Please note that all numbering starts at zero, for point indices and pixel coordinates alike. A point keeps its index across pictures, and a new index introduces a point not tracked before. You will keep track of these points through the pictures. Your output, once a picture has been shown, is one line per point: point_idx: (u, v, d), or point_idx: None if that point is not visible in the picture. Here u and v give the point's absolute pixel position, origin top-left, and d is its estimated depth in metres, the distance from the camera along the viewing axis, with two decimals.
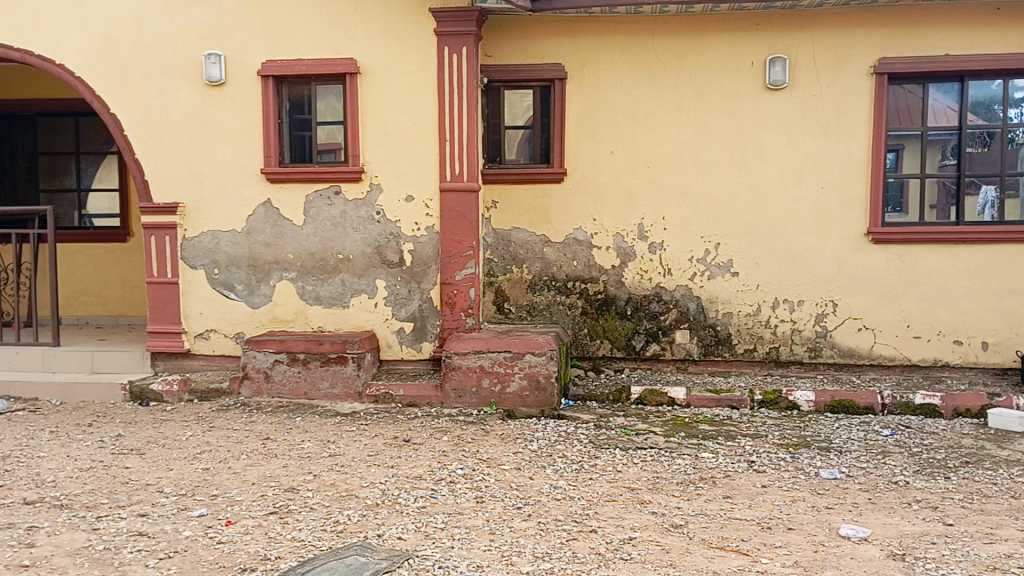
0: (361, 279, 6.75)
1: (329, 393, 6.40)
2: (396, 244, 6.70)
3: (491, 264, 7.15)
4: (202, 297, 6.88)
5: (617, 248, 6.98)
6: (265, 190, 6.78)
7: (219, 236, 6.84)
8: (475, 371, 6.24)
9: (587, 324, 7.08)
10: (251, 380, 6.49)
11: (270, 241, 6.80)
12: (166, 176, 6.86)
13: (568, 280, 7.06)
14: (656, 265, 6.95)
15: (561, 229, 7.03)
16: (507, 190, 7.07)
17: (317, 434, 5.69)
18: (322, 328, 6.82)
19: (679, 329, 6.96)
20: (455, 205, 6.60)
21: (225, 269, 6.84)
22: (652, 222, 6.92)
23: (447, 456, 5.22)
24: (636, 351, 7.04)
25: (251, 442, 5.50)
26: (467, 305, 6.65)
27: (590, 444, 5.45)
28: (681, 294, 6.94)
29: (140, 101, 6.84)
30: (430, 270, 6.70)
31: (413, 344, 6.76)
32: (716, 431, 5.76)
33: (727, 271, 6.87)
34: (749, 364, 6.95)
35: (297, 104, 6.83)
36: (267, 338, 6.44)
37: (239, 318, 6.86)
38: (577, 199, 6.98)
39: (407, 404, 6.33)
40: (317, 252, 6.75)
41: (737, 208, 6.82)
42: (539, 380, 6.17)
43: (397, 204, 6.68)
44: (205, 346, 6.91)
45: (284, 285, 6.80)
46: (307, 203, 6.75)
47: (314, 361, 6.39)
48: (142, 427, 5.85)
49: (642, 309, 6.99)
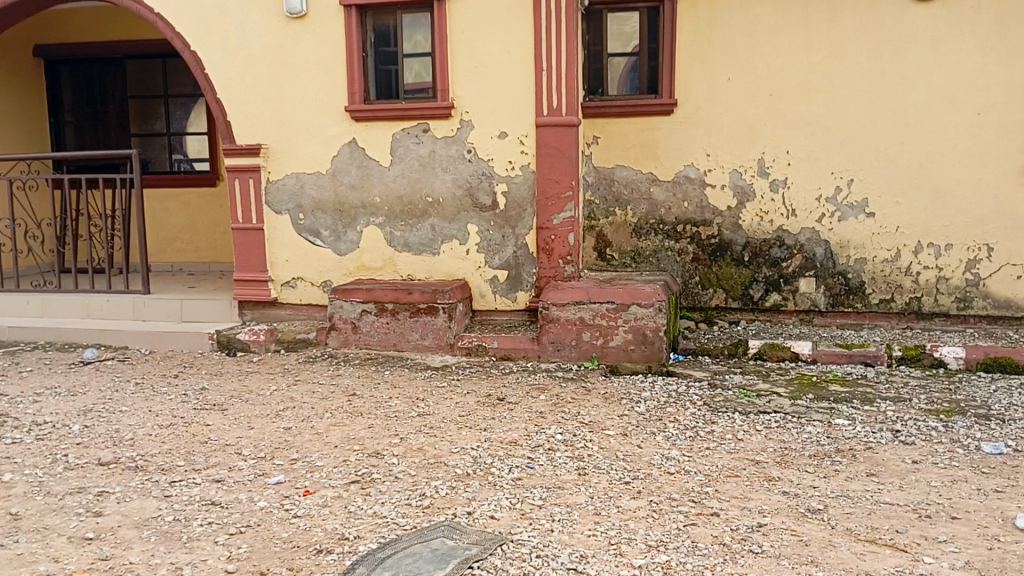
0: (452, 224, 6.28)
1: (420, 345, 6.01)
2: (488, 185, 6.18)
3: (592, 206, 6.56)
4: (289, 244, 6.56)
5: (733, 186, 6.25)
6: (350, 129, 6.34)
7: (304, 179, 6.47)
8: (575, 324, 5.71)
9: (698, 272, 6.43)
10: (339, 331, 6.15)
11: (356, 183, 6.39)
12: (249, 115, 6.51)
13: (678, 223, 6.41)
14: (778, 205, 6.20)
15: (670, 167, 6.34)
16: (610, 124, 6.42)
17: (406, 390, 5.30)
18: (411, 276, 6.40)
19: (803, 277, 6.23)
20: (553, 142, 6.00)
21: (310, 214, 6.49)
22: (774, 157, 6.15)
23: (546, 418, 4.74)
24: (754, 301, 6.36)
25: (337, 398, 5.16)
26: (566, 251, 6.08)
27: (705, 406, 4.88)
28: (806, 237, 6.19)
29: (220, 37, 6.48)
30: (525, 214, 6.15)
31: (508, 293, 6.27)
32: (851, 394, 5.09)
33: (861, 211, 6.07)
34: (885, 316, 6.17)
35: (382, 35, 6.32)
36: (354, 287, 6.07)
37: (325, 266, 6.52)
38: (689, 132, 6.27)
39: (502, 357, 5.88)
40: (405, 195, 6.31)
41: (874, 140, 5.98)
42: (646, 333, 5.60)
43: (490, 141, 6.14)
44: (293, 295, 6.61)
45: (371, 231, 6.41)
46: (395, 141, 6.29)
47: (403, 311, 5.99)
48: (227, 379, 5.59)
49: (761, 254, 6.29)
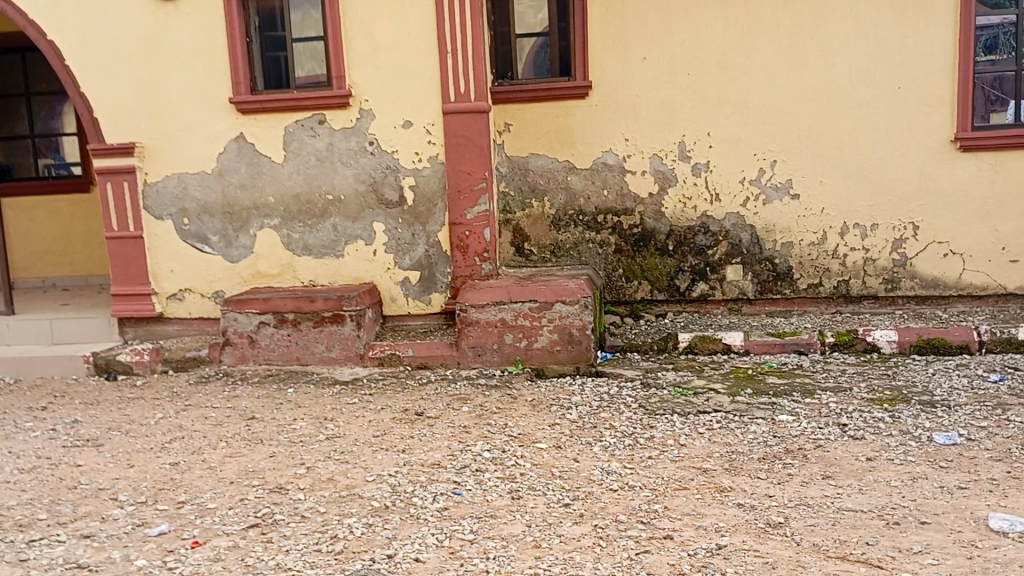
0: (356, 224, 5.74)
1: (326, 358, 5.45)
2: (394, 179, 5.68)
3: (507, 198, 6.14)
4: (173, 252, 5.89)
5: (654, 172, 5.93)
6: (236, 122, 5.73)
7: (186, 180, 5.82)
8: (495, 326, 5.28)
9: (621, 264, 6.08)
10: (234, 346, 5.52)
11: (246, 182, 5.77)
12: (119, 110, 5.80)
13: (599, 214, 6.05)
14: (701, 190, 5.92)
15: (587, 154, 5.98)
16: (522, 110, 6.01)
17: (312, 410, 4.75)
18: (313, 282, 5.83)
19: (730, 265, 5.96)
20: (462, 130, 5.55)
21: (196, 218, 5.84)
22: (695, 139, 5.86)
23: (469, 433, 4.28)
24: (680, 292, 6.04)
25: (233, 424, 4.57)
26: (482, 248, 5.66)
27: (641, 409, 4.50)
28: (731, 223, 5.93)
29: (81, 23, 5.74)
30: (436, 209, 5.68)
31: (421, 296, 5.78)
32: (789, 385, 4.81)
33: (785, 193, 5.84)
34: (814, 302, 5.96)
35: (268, 18, 5.76)
36: (249, 297, 5.46)
37: (216, 275, 5.88)
38: (606, 115, 5.91)
39: (418, 366, 5.39)
40: (302, 194, 5.74)
41: (796, 119, 5.76)
42: (572, 333, 5.22)
43: (393, 132, 5.63)
44: (180, 309, 5.95)
45: (266, 235, 5.81)
46: (288, 134, 5.70)
47: (305, 321, 5.42)
48: (104, 409, 4.92)
49: (686, 243, 5.99)
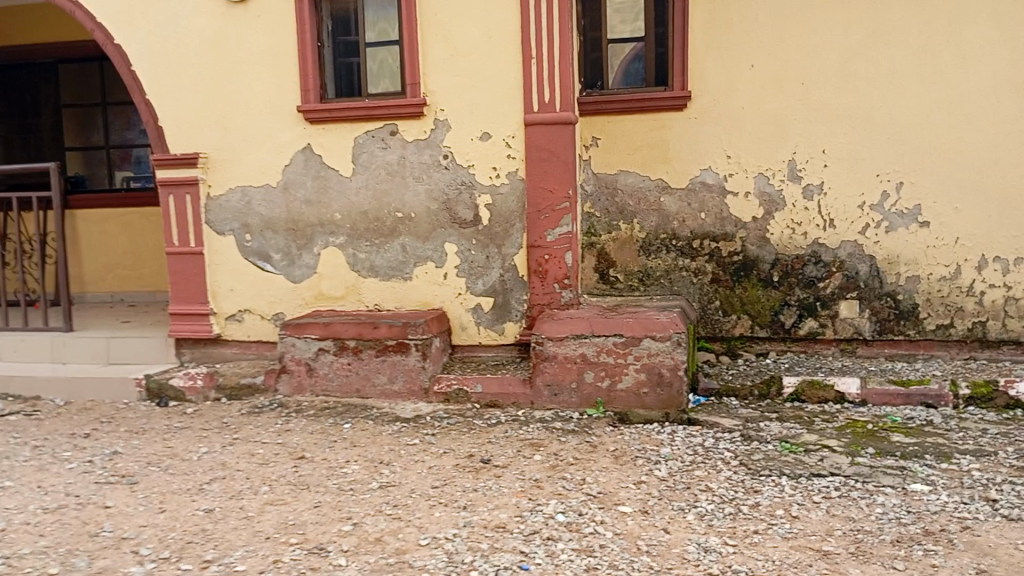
0: (426, 244, 5.28)
1: (387, 390, 4.98)
2: (469, 197, 5.19)
3: (592, 219, 5.58)
4: (233, 270, 5.54)
5: (759, 194, 5.29)
6: (303, 133, 5.35)
7: (250, 193, 5.47)
8: (575, 362, 4.71)
9: (718, 296, 5.44)
10: (290, 374, 5.10)
11: (311, 198, 5.38)
12: (185, 119, 5.51)
13: (694, 239, 5.43)
14: (813, 215, 5.24)
15: (683, 172, 5.38)
16: (612, 123, 5.46)
17: (368, 452, 4.27)
18: (378, 306, 5.38)
19: (844, 300, 5.26)
20: (545, 143, 5.02)
21: (258, 235, 5.48)
22: (807, 158, 5.20)
23: (540, 490, 3.71)
24: (785, 329, 5.36)
25: (281, 464, 4.12)
26: (563, 274, 5.09)
27: (742, 469, 3.86)
28: (847, 252, 5.23)
29: (149, 28, 5.48)
30: (513, 230, 5.16)
31: (493, 325, 5.26)
32: (920, 446, 4.09)
33: (913, 220, 5.11)
34: (943, 345, 5.19)
35: (341, 22, 5.41)
36: (308, 321, 5.04)
37: (276, 296, 5.50)
38: (706, 130, 5.31)
39: (487, 404, 4.86)
40: (370, 211, 5.32)
41: (927, 136, 5.04)
42: (662, 374, 4.61)
43: (469, 145, 5.15)
44: (238, 331, 5.58)
45: (331, 254, 5.40)
46: (357, 147, 5.29)
47: (367, 349, 4.97)
48: (149, 440, 4.54)
49: (793, 274, 5.32)
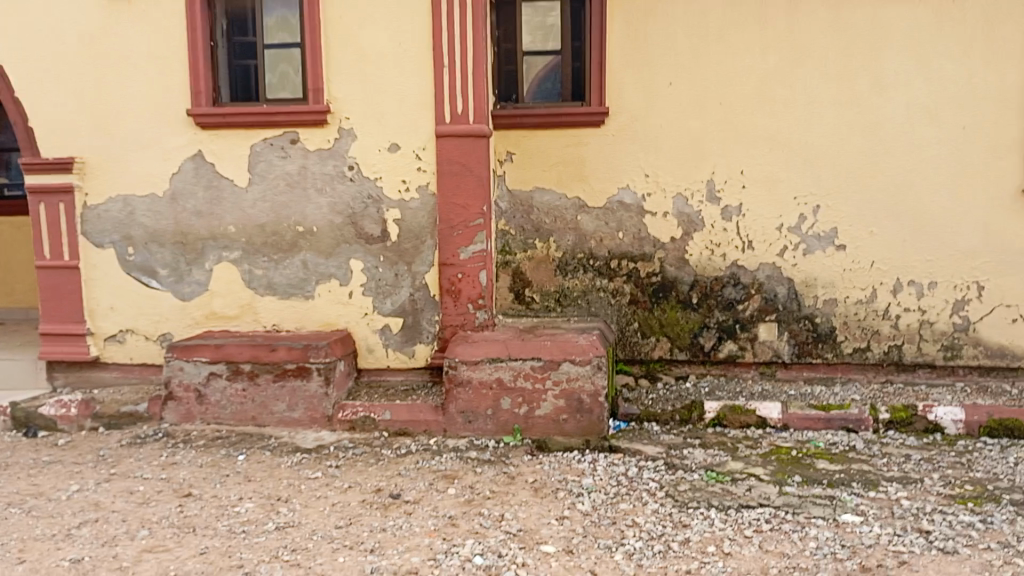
0: (330, 261, 4.92)
1: (286, 419, 4.58)
2: (376, 211, 4.87)
3: (507, 237, 5.34)
4: (113, 287, 5.05)
5: (678, 214, 5.17)
6: (194, 139, 4.92)
7: (133, 203, 5.00)
8: (490, 388, 4.43)
9: (636, 317, 5.28)
10: (177, 402, 4.64)
11: (203, 209, 4.95)
12: (60, 120, 5.00)
13: (612, 259, 5.26)
14: (731, 237, 5.15)
15: (601, 190, 5.21)
16: (527, 138, 5.25)
17: (263, 487, 3.87)
18: (276, 327, 4.99)
19: (763, 322, 5.17)
20: (458, 156, 4.75)
21: (142, 249, 5.01)
22: (725, 178, 5.11)
23: (455, 528, 3.41)
24: (704, 352, 5.23)
25: (165, 504, 3.68)
26: (476, 294, 4.82)
27: (669, 500, 3.65)
28: (766, 274, 5.15)
29: (20, 18, 4.94)
30: (424, 248, 4.86)
31: (402, 347, 4.93)
32: (847, 474, 3.97)
33: (829, 243, 5.08)
34: (860, 369, 5.16)
35: (237, 21, 5.00)
36: (199, 344, 4.60)
37: (163, 315, 5.04)
38: (623, 148, 5.16)
39: (397, 433, 4.52)
40: (268, 224, 4.93)
41: (843, 159, 5.02)
42: (581, 401, 4.38)
43: (377, 156, 4.84)
44: (119, 353, 5.10)
45: (224, 270, 4.98)
46: (253, 155, 4.90)
47: (263, 374, 4.56)
48: (11, 477, 4.01)
49: (712, 295, 5.20)
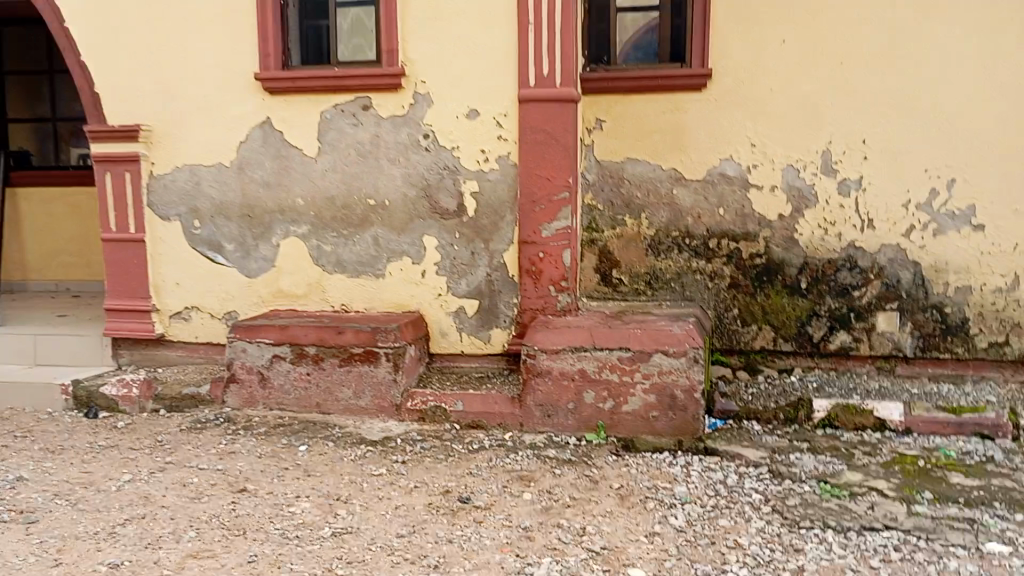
0: (402, 238, 4.56)
1: (352, 407, 4.27)
2: (452, 183, 4.48)
3: (594, 212, 4.88)
4: (180, 262, 4.82)
5: (788, 188, 4.62)
6: (262, 105, 4.62)
7: (199, 173, 4.74)
8: (572, 379, 4.01)
9: (736, 303, 4.75)
10: (240, 385, 4.38)
11: (271, 180, 4.65)
12: (127, 86, 4.77)
13: (711, 237, 4.75)
14: (849, 214, 4.57)
15: (700, 162, 4.70)
16: (619, 103, 4.77)
17: (323, 485, 3.55)
18: (345, 307, 4.67)
19: (882, 311, 4.59)
20: (541, 123, 4.31)
21: (209, 221, 4.75)
22: (844, 148, 4.53)
23: (531, 543, 3.01)
24: (813, 343, 4.67)
25: (218, 500, 3.40)
26: (560, 276, 4.39)
27: (776, 518, 3.17)
28: (888, 257, 4.57)
29: None
30: (503, 224, 4.45)
31: (478, 332, 4.54)
32: (987, 492, 3.39)
33: (965, 223, 4.45)
34: (997, 367, 4.53)
35: None
36: (263, 324, 4.32)
37: (229, 292, 4.78)
38: (727, 114, 4.63)
39: (469, 425, 4.16)
40: (338, 197, 4.60)
41: (986, 125, 4.37)
42: (675, 397, 3.93)
43: (454, 124, 4.43)
44: (184, 332, 4.86)
45: (292, 246, 4.68)
46: (324, 123, 4.57)
47: (329, 358, 4.25)
48: (66, 463, 3.80)
49: (824, 280, 4.64)
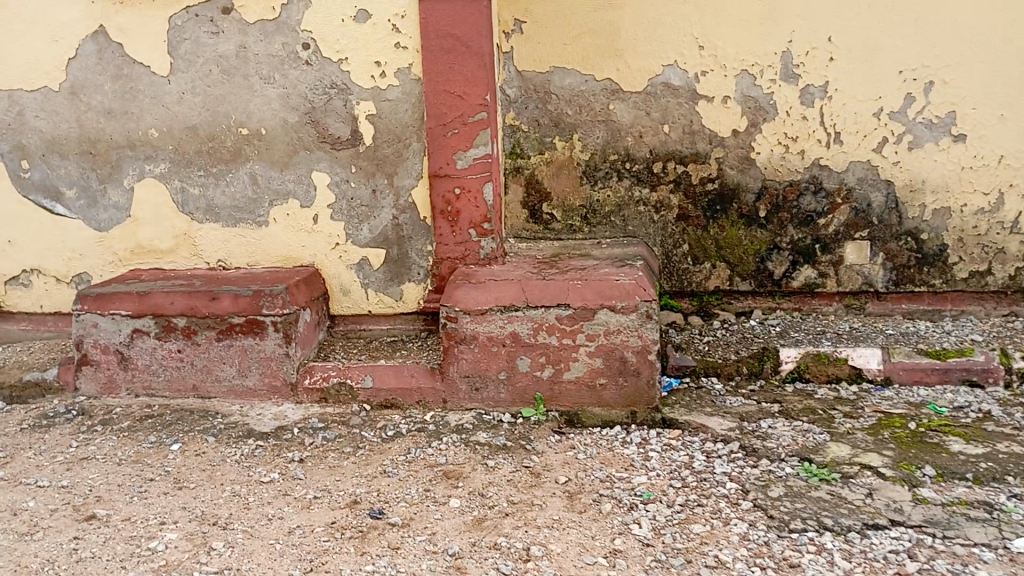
0: (285, 175, 3.72)
1: (237, 388, 3.50)
2: (343, 105, 3.64)
3: (518, 135, 4.12)
4: (9, 214, 3.90)
5: (742, 98, 3.94)
6: (92, 10, 3.65)
7: (21, 101, 3.78)
8: (502, 345, 3.33)
9: (686, 238, 4.09)
10: (95, 368, 3.55)
11: (115, 107, 3.72)
12: None
13: (656, 161, 4.05)
14: (813, 127, 3.94)
15: (640, 69, 3.97)
16: (541, 0, 3.97)
17: (195, 502, 2.82)
18: (223, 264, 3.82)
19: (850, 242, 4.01)
20: (448, 26, 3.48)
21: (40, 162, 3.82)
22: (807, 48, 3.86)
23: None
24: (774, 281, 4.08)
25: (55, 536, 2.63)
26: (480, 216, 3.63)
27: (762, 519, 2.59)
28: (857, 177, 3.96)
29: None
30: (409, 153, 3.65)
31: (386, 287, 3.79)
32: (995, 462, 2.89)
33: (944, 133, 3.88)
34: (976, 299, 4.04)
35: None
36: (117, 293, 3.47)
37: (75, 249, 3.89)
38: (671, 10, 3.90)
39: (382, 405, 3.45)
40: (201, 127, 3.71)
41: (967, 16, 3.76)
42: (624, 361, 3.29)
43: (340, 29, 3.56)
44: (25, 300, 3.98)
45: (148, 189, 3.79)
46: (174, 31, 3.63)
47: (204, 331, 3.45)
48: None
49: (786, 208, 4.01)
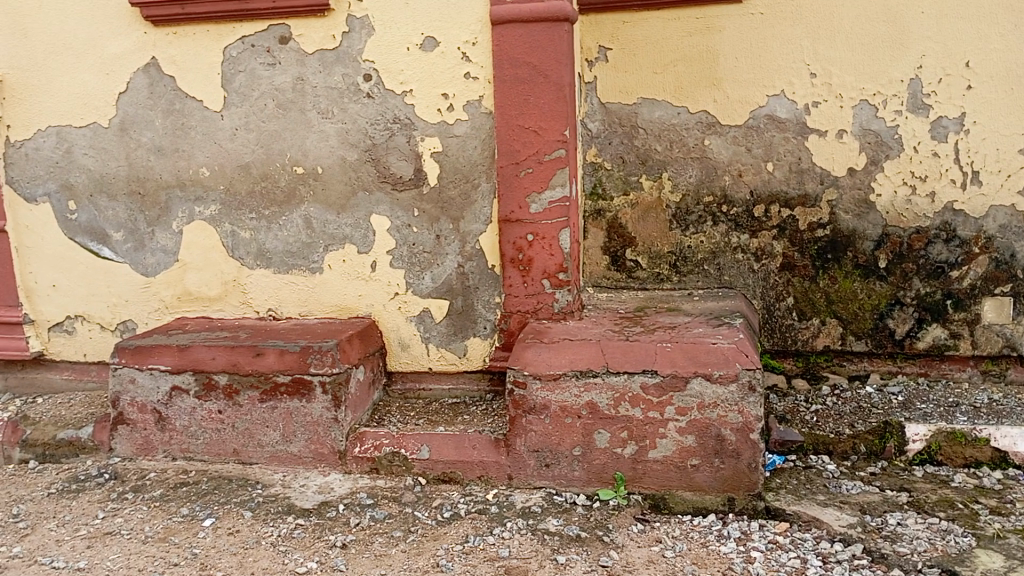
0: (342, 219, 3.38)
1: (281, 454, 3.15)
2: (406, 141, 3.29)
3: (599, 173, 3.70)
4: (56, 257, 3.68)
5: (860, 132, 3.44)
6: (145, 42, 3.41)
7: (70, 137, 3.56)
8: (578, 417, 2.88)
9: (791, 290, 3.57)
10: (132, 427, 3.25)
11: (165, 144, 3.47)
12: None
13: (758, 203, 3.56)
14: (944, 165, 3.40)
15: (740, 100, 3.51)
16: (629, 25, 3.56)
17: None
18: (274, 314, 3.51)
19: (989, 297, 3.43)
20: (524, 53, 3.09)
21: (87, 203, 3.59)
22: (939, 74, 3.34)
23: None
24: (895, 342, 3.51)
25: None
26: (555, 266, 3.19)
27: None
28: (998, 224, 3.40)
29: None
30: (477, 195, 3.27)
31: (449, 343, 3.40)
32: None
33: None
34: None
35: None
36: (157, 345, 3.18)
37: (121, 295, 3.63)
38: (777, 33, 3.44)
39: (440, 479, 3.04)
40: (254, 165, 3.41)
41: None
42: (721, 439, 2.81)
43: (405, 58, 3.22)
44: (68, 348, 3.75)
45: (197, 232, 3.51)
46: (228, 63, 3.36)
47: (247, 391, 3.12)
48: None
49: (910, 257, 3.47)
